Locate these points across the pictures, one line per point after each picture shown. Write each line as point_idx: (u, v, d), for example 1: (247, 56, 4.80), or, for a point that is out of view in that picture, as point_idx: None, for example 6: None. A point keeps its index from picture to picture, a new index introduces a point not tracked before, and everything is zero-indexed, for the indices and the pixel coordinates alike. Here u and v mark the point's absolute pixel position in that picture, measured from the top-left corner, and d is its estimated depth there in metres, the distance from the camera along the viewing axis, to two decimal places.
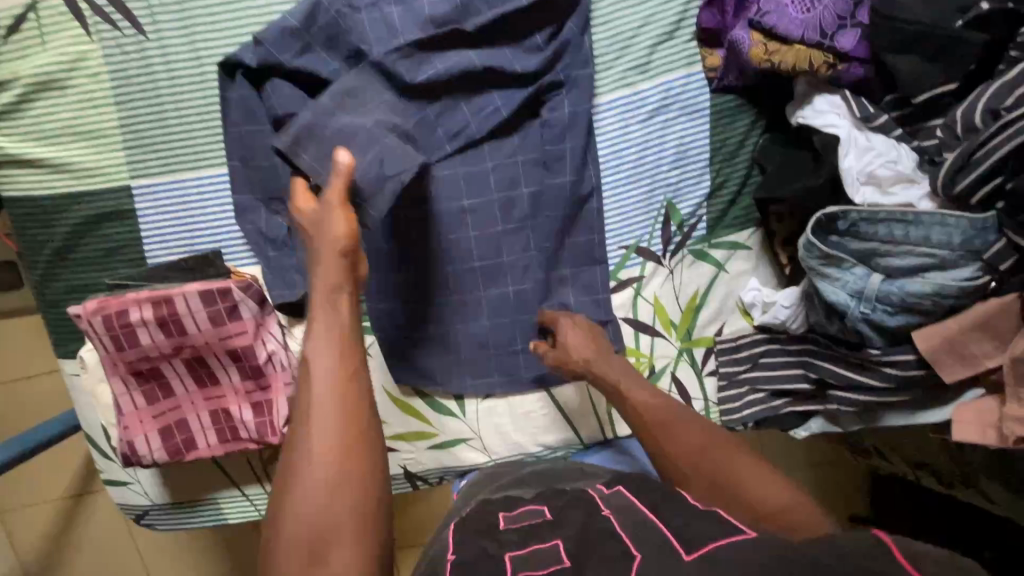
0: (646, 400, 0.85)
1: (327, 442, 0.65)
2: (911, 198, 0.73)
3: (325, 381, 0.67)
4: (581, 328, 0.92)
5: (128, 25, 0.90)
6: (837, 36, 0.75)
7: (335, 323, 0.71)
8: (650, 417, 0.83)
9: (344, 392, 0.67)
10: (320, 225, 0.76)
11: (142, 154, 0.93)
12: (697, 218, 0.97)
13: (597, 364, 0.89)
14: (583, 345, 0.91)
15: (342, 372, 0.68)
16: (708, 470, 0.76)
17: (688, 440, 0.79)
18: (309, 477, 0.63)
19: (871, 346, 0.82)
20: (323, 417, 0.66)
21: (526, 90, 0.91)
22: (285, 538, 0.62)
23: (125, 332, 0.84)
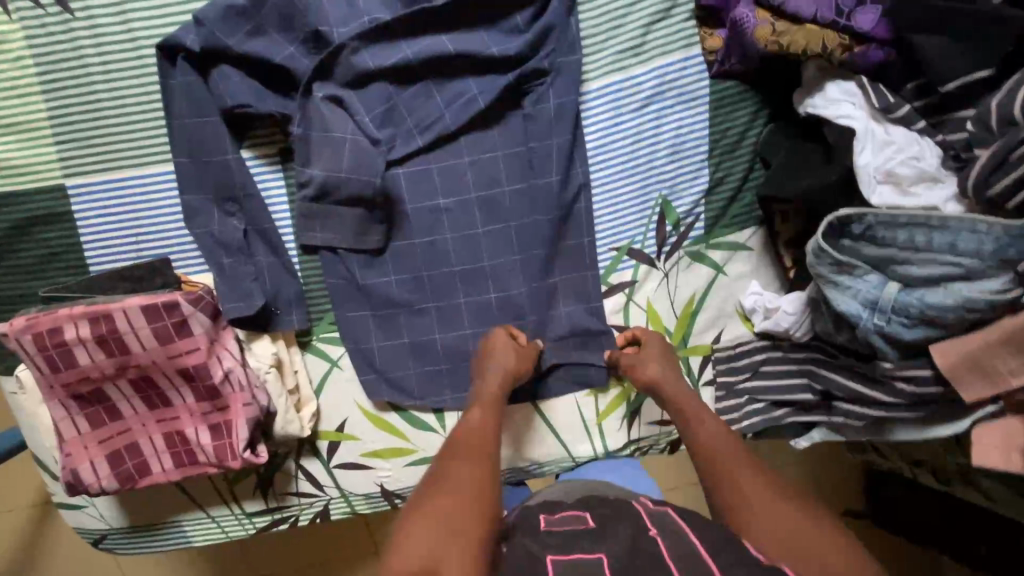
0: (715, 431, 0.75)
1: (476, 436, 0.72)
2: (936, 199, 0.65)
3: (472, 428, 0.74)
4: (658, 360, 0.85)
5: (53, 3, 0.79)
6: (854, 14, 0.67)
7: (488, 399, 0.79)
8: (717, 447, 0.72)
9: (483, 435, 0.73)
10: (493, 351, 0.84)
11: (78, 151, 0.83)
12: (695, 216, 0.89)
13: (674, 378, 0.83)
14: (667, 358, 0.86)
15: (484, 426, 0.74)
16: (786, 522, 0.63)
17: (759, 482, 0.67)
18: (447, 487, 0.64)
19: (883, 359, 0.75)
20: (465, 449, 0.70)
21: (505, 76, 0.82)
22: (409, 543, 0.58)
23: (61, 351, 0.76)
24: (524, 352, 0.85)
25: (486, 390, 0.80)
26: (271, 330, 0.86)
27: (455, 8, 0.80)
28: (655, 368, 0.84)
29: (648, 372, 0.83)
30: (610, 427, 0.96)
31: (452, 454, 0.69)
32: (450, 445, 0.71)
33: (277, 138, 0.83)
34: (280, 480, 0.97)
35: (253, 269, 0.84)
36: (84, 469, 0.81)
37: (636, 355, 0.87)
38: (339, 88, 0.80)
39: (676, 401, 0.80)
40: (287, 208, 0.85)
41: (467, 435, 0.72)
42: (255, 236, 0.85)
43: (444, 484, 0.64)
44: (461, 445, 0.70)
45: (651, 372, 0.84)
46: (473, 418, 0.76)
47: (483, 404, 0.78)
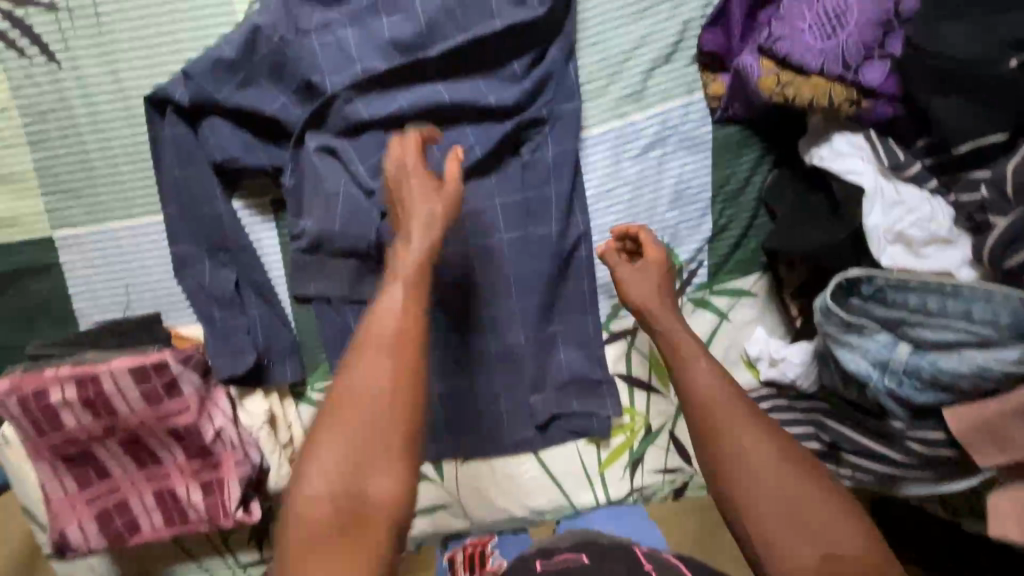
0: (715, 384, 0.64)
1: (383, 329, 0.57)
2: (947, 261, 0.63)
3: (381, 320, 0.58)
4: (642, 277, 0.77)
5: (37, 52, 0.76)
6: (861, 69, 0.65)
7: (405, 258, 0.60)
8: (717, 407, 0.63)
9: (398, 321, 0.57)
10: (406, 188, 0.64)
11: (65, 202, 0.81)
12: (697, 263, 0.86)
13: (664, 309, 0.73)
14: (653, 282, 0.77)
15: (394, 305, 0.58)
16: (791, 512, 0.57)
17: (767, 455, 0.60)
18: (345, 414, 0.55)
19: (894, 418, 0.73)
20: (375, 353, 0.56)
21: (501, 124, 0.80)
22: (312, 481, 0.53)
23: (46, 414, 0.74)
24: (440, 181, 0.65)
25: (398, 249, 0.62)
26: (264, 385, 0.83)
27: (451, 55, 0.77)
28: (634, 293, 0.76)
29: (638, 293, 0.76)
30: (612, 476, 0.94)
31: (356, 356, 0.57)
32: (359, 332, 0.58)
33: (270, 189, 0.81)
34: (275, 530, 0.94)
35: (245, 322, 0.81)
36: (72, 529, 0.79)
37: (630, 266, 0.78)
38: (332, 138, 0.78)
39: (667, 338, 0.70)
40: (280, 260, 0.83)
41: (375, 333, 0.57)
42: (247, 287, 0.82)
43: (347, 403, 0.55)
44: (370, 349, 0.57)
45: (632, 292, 0.76)
46: (381, 304, 0.58)
47: (396, 278, 0.60)
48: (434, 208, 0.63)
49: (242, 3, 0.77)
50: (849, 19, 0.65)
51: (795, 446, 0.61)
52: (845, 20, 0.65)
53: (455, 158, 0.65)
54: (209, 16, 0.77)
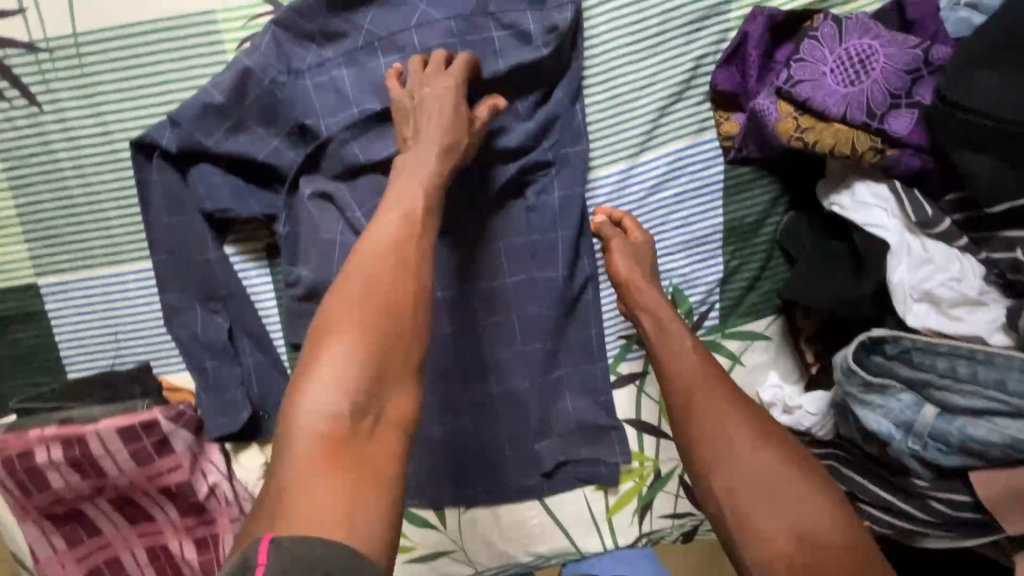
0: (690, 360, 0.67)
1: (396, 242, 0.57)
2: (980, 325, 0.60)
3: (389, 230, 0.57)
4: (625, 251, 0.74)
5: (18, 95, 0.73)
6: (887, 117, 0.62)
7: (413, 168, 0.63)
8: (691, 381, 0.65)
9: (404, 220, 0.59)
10: (422, 98, 0.67)
11: (48, 248, 0.77)
12: (708, 305, 0.82)
13: (645, 284, 0.73)
14: (642, 260, 0.75)
15: (404, 207, 0.59)
16: (758, 488, 0.58)
17: (740, 429, 0.61)
18: (354, 314, 0.53)
19: (916, 476, 0.69)
20: (387, 259, 0.56)
21: (505, 165, 0.76)
22: (324, 394, 0.49)
23: (32, 475, 0.71)
24: (461, 108, 0.67)
25: (413, 163, 0.63)
26: (258, 440, 0.78)
27: None
28: (622, 264, 0.74)
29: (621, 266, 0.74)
30: (620, 522, 0.91)
31: (362, 262, 0.56)
32: (369, 243, 0.57)
33: (263, 235, 0.78)
34: None
35: (239, 372, 0.78)
36: None
37: (620, 236, 0.76)
38: (327, 182, 0.74)
39: (650, 311, 0.72)
40: (275, 305, 0.79)
41: (380, 238, 0.57)
42: (240, 335, 0.79)
43: (360, 306, 0.53)
44: (375, 254, 0.56)
45: (618, 264, 0.74)
46: (385, 212, 0.59)
47: (403, 187, 0.61)
48: (448, 115, 0.66)
49: (232, 43, 0.73)
50: (874, 65, 0.62)
51: (771, 426, 0.62)
52: (870, 65, 0.63)
53: (490, 97, 0.71)
54: (197, 56, 0.73)
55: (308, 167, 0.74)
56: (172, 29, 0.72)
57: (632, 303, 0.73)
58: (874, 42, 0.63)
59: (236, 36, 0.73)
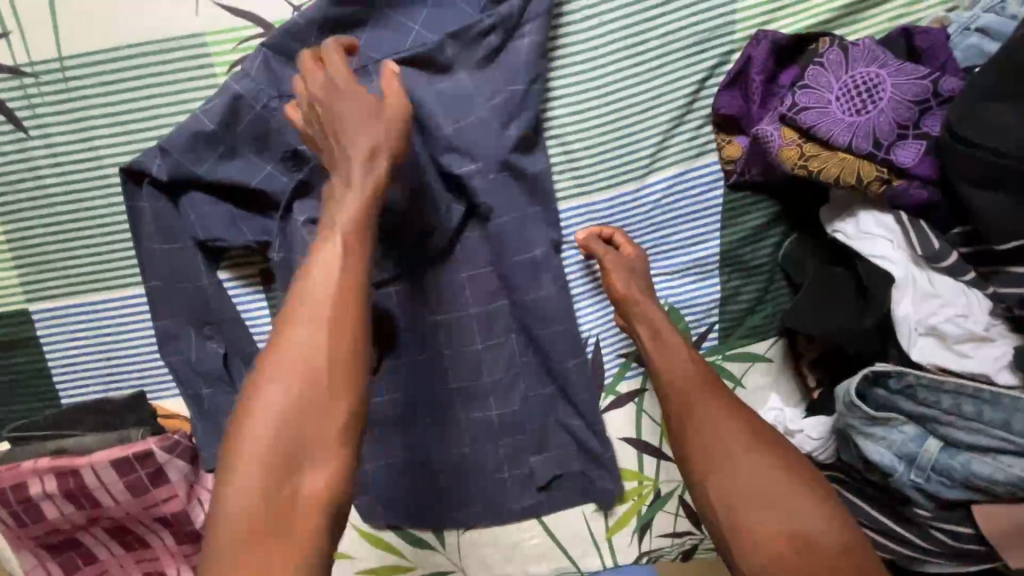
0: (688, 365, 0.67)
1: (321, 300, 0.54)
2: (987, 362, 0.59)
3: (319, 288, 0.54)
4: (619, 269, 0.74)
5: (4, 121, 0.72)
6: (894, 148, 0.61)
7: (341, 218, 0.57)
8: (686, 385, 0.65)
9: (329, 271, 0.54)
10: (338, 116, 0.61)
11: (38, 274, 0.76)
12: (706, 325, 0.81)
13: (642, 296, 0.73)
14: (639, 275, 0.75)
15: (329, 264, 0.55)
16: (752, 486, 0.58)
17: (735, 431, 0.61)
18: (278, 384, 0.51)
19: (918, 506, 0.69)
20: (305, 332, 0.53)
21: (501, 187, 0.75)
22: (241, 469, 0.50)
23: (27, 507, 0.71)
24: (374, 118, 0.61)
25: (339, 203, 0.59)
26: None
27: (446, 118, 0.72)
28: (620, 282, 0.73)
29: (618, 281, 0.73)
30: (620, 541, 0.91)
31: (291, 323, 0.53)
32: (292, 305, 0.54)
33: (257, 259, 0.77)
34: None
35: (235, 399, 0.77)
36: None
37: (615, 253, 0.75)
38: (321, 207, 0.72)
39: (647, 322, 0.72)
40: (270, 328, 0.79)
41: (305, 295, 0.54)
42: (235, 360, 0.77)
43: (279, 376, 0.52)
44: (306, 313, 0.53)
45: (617, 281, 0.74)
46: (317, 263, 0.55)
47: (331, 240, 0.56)
48: (371, 132, 0.61)
49: (221, 67, 0.72)
50: (881, 95, 0.61)
51: (766, 431, 0.62)
52: (877, 94, 0.61)
53: (389, 74, 0.64)
54: (186, 80, 0.71)
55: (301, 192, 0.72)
56: (160, 54, 0.71)
57: (630, 315, 0.73)
58: (882, 70, 0.62)
59: (226, 59, 0.71)
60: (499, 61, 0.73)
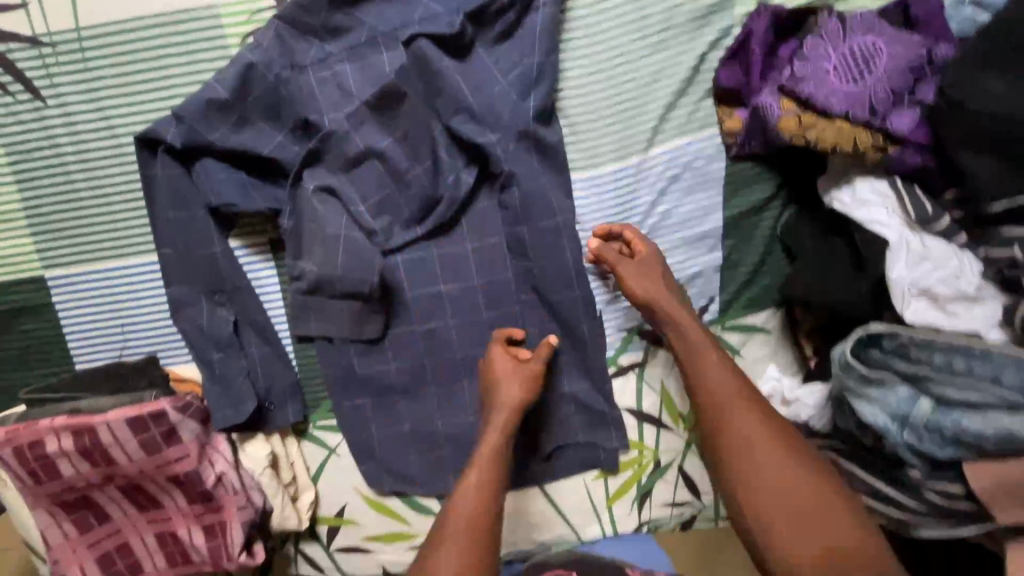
0: (721, 377, 0.73)
1: (467, 514, 0.72)
2: (977, 323, 0.61)
3: (467, 509, 0.72)
4: (641, 277, 0.77)
5: (21, 88, 0.73)
6: (890, 115, 0.62)
7: (486, 472, 0.75)
8: (719, 396, 0.73)
9: (482, 502, 0.73)
10: (496, 387, 0.78)
11: (55, 241, 0.78)
12: (707, 298, 0.83)
13: (669, 300, 0.77)
14: (653, 275, 0.77)
15: (484, 498, 0.73)
16: (784, 494, 0.66)
17: (761, 436, 0.70)
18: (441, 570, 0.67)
19: (912, 466, 0.71)
20: (455, 537, 0.70)
21: (509, 157, 0.76)
22: None
23: (43, 464, 0.72)
24: (527, 372, 0.79)
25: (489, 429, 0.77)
26: (265, 428, 0.81)
27: (455, 87, 0.73)
28: (637, 288, 0.76)
29: (640, 288, 0.76)
30: (619, 510, 0.93)
31: (452, 533, 0.70)
32: (443, 518, 0.72)
33: (267, 228, 0.79)
34: (279, 562, 0.92)
35: (245, 363, 0.79)
36: (72, 573, 0.77)
37: (624, 257, 0.78)
38: (330, 175, 0.75)
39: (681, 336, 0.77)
40: (280, 296, 0.81)
41: (460, 509, 0.72)
42: (245, 327, 0.80)
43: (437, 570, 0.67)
44: (447, 540, 0.70)
45: (636, 288, 0.76)
46: (467, 489, 0.74)
47: (480, 466, 0.75)
48: (514, 409, 0.78)
49: (235, 38, 0.73)
50: (878, 63, 0.63)
51: (787, 435, 0.70)
52: (873, 63, 0.63)
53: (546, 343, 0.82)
54: (201, 51, 0.73)
55: (310, 160, 0.74)
56: (175, 24, 0.72)
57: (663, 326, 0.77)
58: (879, 39, 0.64)
59: (239, 30, 0.73)
60: (508, 35, 0.75)
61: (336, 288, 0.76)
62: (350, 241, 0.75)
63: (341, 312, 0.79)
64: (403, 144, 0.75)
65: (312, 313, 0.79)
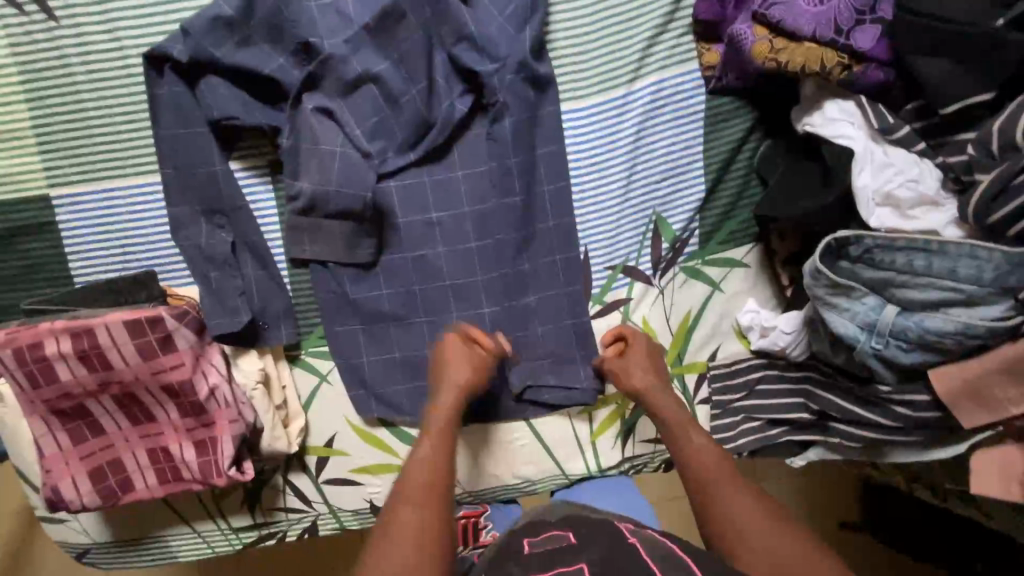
0: (705, 453, 0.75)
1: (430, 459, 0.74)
2: (934, 223, 0.66)
3: (429, 462, 0.74)
4: (642, 364, 0.84)
5: (37, 9, 0.77)
6: (854, 32, 0.66)
7: (439, 449, 0.75)
8: (708, 472, 0.73)
9: (437, 478, 0.72)
10: (447, 370, 0.81)
11: (61, 161, 0.80)
12: (690, 232, 0.87)
13: (655, 389, 0.82)
14: (644, 365, 0.84)
15: (440, 470, 0.73)
16: (768, 553, 0.65)
17: (747, 512, 0.68)
18: (394, 550, 0.65)
19: (881, 382, 0.73)
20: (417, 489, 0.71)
21: (503, 87, 0.80)
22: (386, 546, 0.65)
23: (41, 367, 0.74)
24: (477, 357, 0.82)
25: (440, 408, 0.79)
26: (258, 345, 0.84)
27: (452, 15, 0.77)
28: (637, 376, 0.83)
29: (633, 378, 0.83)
30: (603, 446, 0.94)
31: (405, 505, 0.69)
32: (405, 480, 0.73)
33: (268, 150, 0.82)
34: (267, 495, 0.93)
35: (241, 283, 0.83)
36: (64, 485, 0.79)
37: (620, 356, 0.85)
38: (328, 99, 0.78)
39: (662, 414, 0.80)
40: (276, 220, 0.84)
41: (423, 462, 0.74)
42: (242, 249, 0.83)
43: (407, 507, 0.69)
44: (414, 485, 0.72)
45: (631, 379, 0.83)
46: (427, 445, 0.76)
47: (436, 430, 0.78)
48: (467, 388, 0.81)
49: None
50: None
51: (775, 511, 0.69)
52: None
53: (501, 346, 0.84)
54: None
55: (312, 84, 0.78)
56: None
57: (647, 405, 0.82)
58: None
59: None
60: None
61: (333, 206, 0.79)
62: (349, 160, 0.78)
63: (335, 234, 0.82)
64: (399, 68, 0.78)
65: (307, 234, 0.81)
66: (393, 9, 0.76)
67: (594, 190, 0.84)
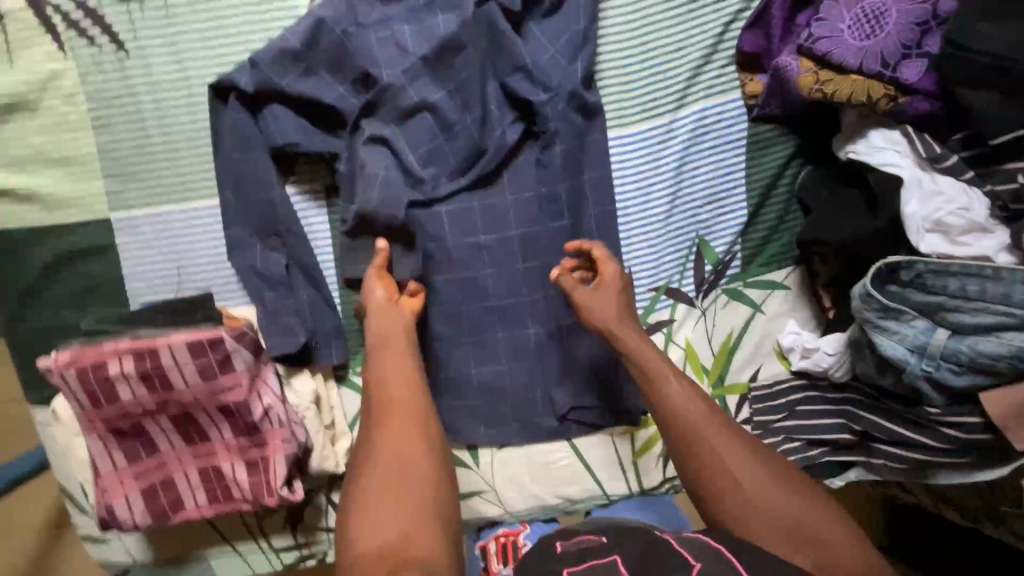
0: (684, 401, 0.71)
1: (388, 378, 0.71)
2: (986, 249, 0.68)
3: (395, 381, 0.71)
4: (608, 294, 0.79)
5: (107, 41, 0.79)
6: (900, 66, 0.69)
7: (400, 368, 0.72)
8: (695, 421, 0.69)
9: (404, 400, 0.69)
10: (371, 297, 0.78)
11: (123, 185, 0.83)
12: (731, 254, 0.89)
13: (622, 324, 0.78)
14: (609, 299, 0.79)
15: (406, 388, 0.70)
16: (766, 505, 0.63)
17: (738, 459, 0.66)
18: (375, 472, 0.63)
19: (929, 404, 0.75)
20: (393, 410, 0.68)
21: (556, 115, 0.82)
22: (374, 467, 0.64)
23: (103, 386, 0.76)
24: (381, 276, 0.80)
25: (377, 327, 0.76)
26: (310, 365, 0.86)
27: (506, 46, 0.80)
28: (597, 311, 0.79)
29: (600, 312, 0.79)
30: (645, 466, 0.94)
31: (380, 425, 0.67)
32: (372, 407, 0.69)
33: (323, 175, 0.85)
34: (310, 514, 0.94)
35: (294, 304, 0.84)
36: (118, 504, 0.80)
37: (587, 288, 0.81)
38: (384, 126, 0.81)
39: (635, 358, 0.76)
40: (330, 243, 0.86)
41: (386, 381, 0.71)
42: (296, 270, 0.85)
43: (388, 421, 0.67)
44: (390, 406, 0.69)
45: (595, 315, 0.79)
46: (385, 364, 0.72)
47: (382, 351, 0.74)
48: (383, 307, 0.78)
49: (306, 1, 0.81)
50: (889, 19, 0.69)
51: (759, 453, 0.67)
52: (885, 20, 0.69)
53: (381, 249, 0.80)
54: (273, 10, 0.80)
55: (369, 111, 0.81)
56: None
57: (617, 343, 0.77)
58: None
59: None
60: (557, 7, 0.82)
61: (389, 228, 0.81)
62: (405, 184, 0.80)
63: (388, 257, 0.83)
64: (454, 97, 0.81)
65: (361, 256, 0.83)
66: (450, 41, 0.79)
67: (641, 212, 0.86)
